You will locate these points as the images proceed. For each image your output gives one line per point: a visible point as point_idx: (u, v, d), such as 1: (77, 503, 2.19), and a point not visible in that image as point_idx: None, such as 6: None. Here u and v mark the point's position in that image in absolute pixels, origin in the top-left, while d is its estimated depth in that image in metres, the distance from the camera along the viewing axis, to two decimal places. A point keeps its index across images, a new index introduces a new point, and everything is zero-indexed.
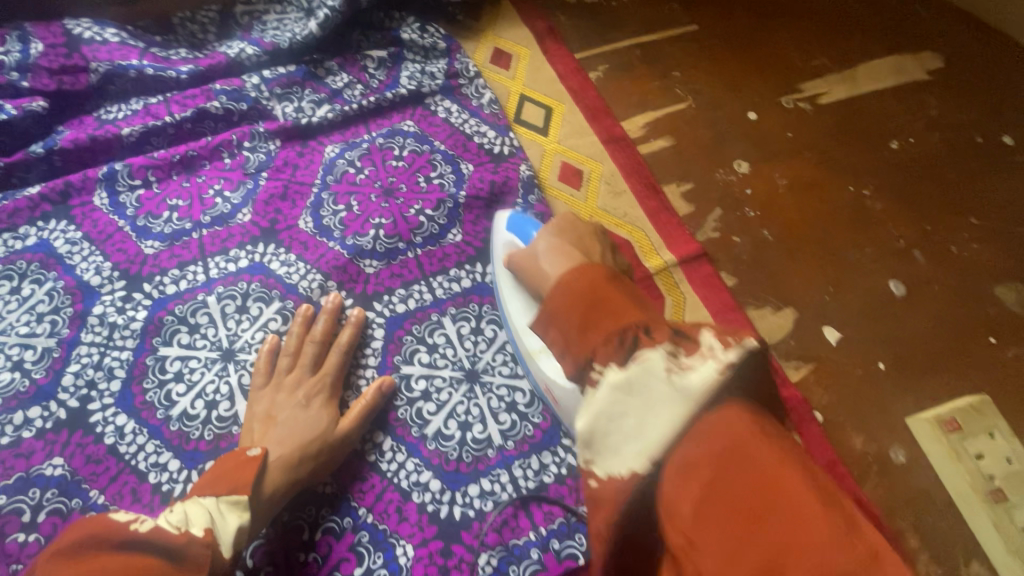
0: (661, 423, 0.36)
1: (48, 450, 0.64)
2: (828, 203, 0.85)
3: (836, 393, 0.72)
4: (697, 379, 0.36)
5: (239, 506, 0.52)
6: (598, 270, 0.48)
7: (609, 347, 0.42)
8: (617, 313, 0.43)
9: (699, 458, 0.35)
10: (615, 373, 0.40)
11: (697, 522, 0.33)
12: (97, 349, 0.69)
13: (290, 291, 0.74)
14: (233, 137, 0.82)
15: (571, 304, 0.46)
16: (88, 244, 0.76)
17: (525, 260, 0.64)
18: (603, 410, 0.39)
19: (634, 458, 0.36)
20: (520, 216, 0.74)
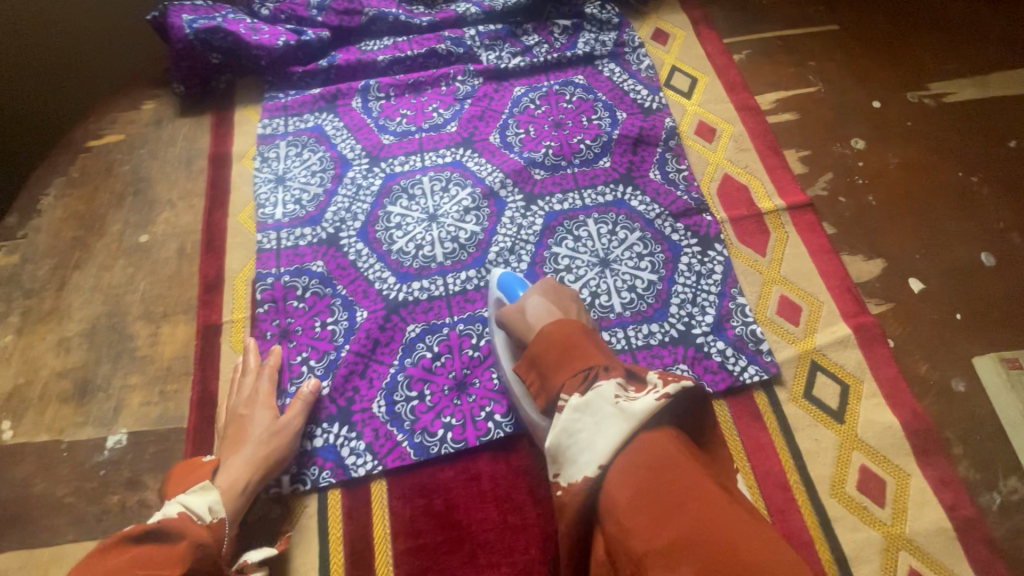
0: (611, 435, 0.53)
1: (315, 255, 0.94)
2: (934, 183, 0.97)
3: (910, 330, 0.85)
4: (639, 406, 0.54)
5: (203, 489, 0.68)
6: (573, 323, 0.67)
7: (575, 379, 0.60)
8: (581, 355, 0.62)
9: (636, 466, 0.50)
10: (576, 398, 0.58)
11: (629, 512, 0.47)
12: (348, 199, 0.99)
13: (479, 183, 1.00)
14: (451, 72, 1.11)
15: (548, 349, 0.65)
16: (347, 131, 1.07)
17: (512, 313, 0.76)
18: (566, 427, 0.57)
19: (588, 464, 0.53)
20: (510, 275, 0.86)
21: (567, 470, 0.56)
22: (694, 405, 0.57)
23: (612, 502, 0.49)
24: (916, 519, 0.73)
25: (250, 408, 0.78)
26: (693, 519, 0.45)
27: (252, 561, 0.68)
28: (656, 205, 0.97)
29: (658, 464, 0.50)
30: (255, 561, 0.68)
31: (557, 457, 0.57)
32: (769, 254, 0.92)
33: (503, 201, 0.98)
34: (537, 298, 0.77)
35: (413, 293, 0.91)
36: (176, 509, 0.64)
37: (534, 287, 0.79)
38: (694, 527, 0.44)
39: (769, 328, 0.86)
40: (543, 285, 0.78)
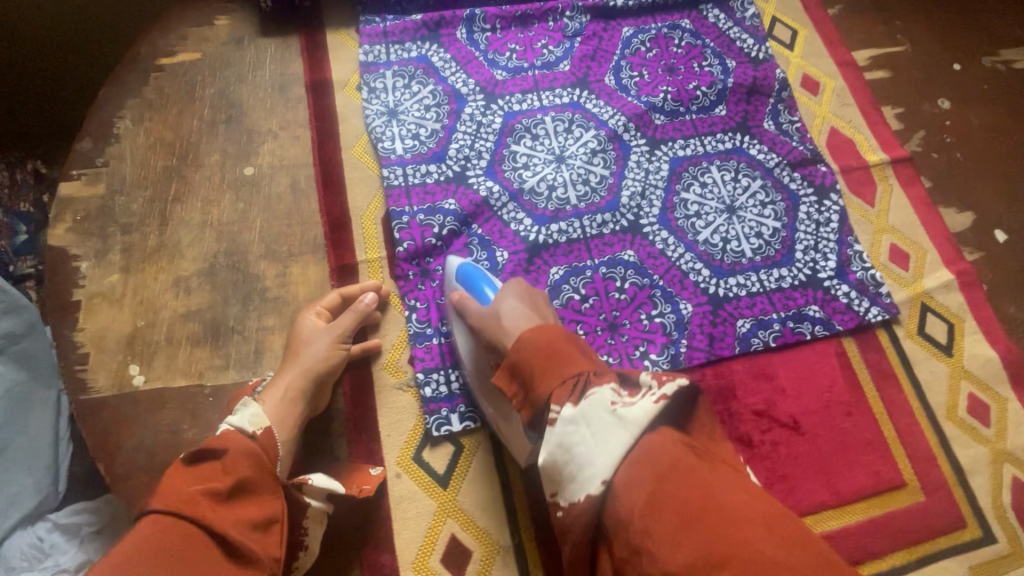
0: (611, 448, 0.55)
1: (445, 193, 0.90)
2: (1010, 143, 1.06)
3: (999, 275, 0.95)
4: (636, 413, 0.56)
5: (245, 401, 0.68)
6: (553, 327, 0.66)
7: (564, 389, 0.59)
8: (568, 360, 0.62)
9: (643, 479, 0.52)
10: (569, 408, 0.58)
11: (645, 518, 0.49)
12: (469, 136, 0.95)
13: (602, 125, 0.99)
14: (560, 6, 1.06)
15: (529, 357, 0.63)
16: (455, 63, 1.01)
17: (485, 317, 0.73)
18: (561, 442, 0.57)
19: (590, 481, 0.55)
20: (469, 266, 0.81)
21: (567, 489, 0.56)
22: (683, 403, 0.62)
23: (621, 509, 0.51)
24: (1015, 436, 0.85)
25: (305, 330, 0.76)
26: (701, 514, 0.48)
27: (312, 481, 0.66)
28: (773, 154, 1.00)
29: (664, 473, 0.51)
30: (315, 482, 0.66)
31: (554, 475, 0.58)
32: (877, 205, 0.98)
33: (628, 145, 0.98)
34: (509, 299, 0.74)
35: (552, 236, 0.91)
36: (222, 427, 0.64)
37: (504, 291, 0.75)
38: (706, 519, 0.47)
39: (884, 272, 0.93)
40: (515, 289, 0.76)
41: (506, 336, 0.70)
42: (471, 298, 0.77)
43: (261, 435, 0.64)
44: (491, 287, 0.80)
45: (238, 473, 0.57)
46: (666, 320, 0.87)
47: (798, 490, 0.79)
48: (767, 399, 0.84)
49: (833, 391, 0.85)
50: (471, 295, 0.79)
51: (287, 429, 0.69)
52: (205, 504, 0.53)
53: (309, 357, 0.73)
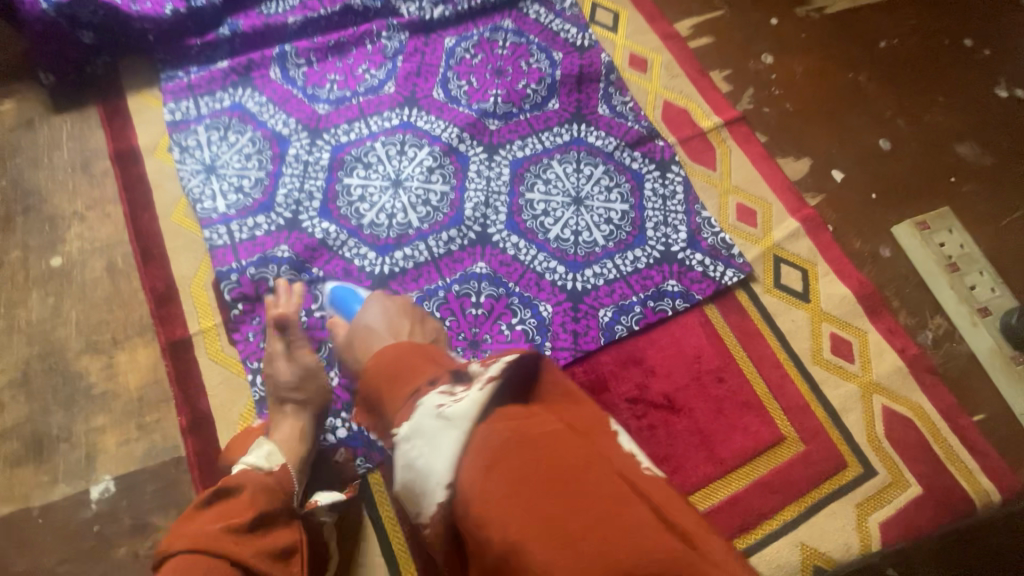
0: (446, 448, 0.49)
1: (277, 241, 0.86)
2: (834, 86, 1.11)
3: (841, 214, 0.98)
4: (461, 408, 0.52)
5: (259, 443, 0.68)
6: (396, 343, 0.68)
7: (409, 406, 0.58)
8: (405, 376, 0.62)
9: (477, 458, 0.46)
10: (407, 426, 0.55)
11: (483, 498, 0.44)
12: (297, 178, 0.91)
13: (436, 141, 0.97)
14: (374, 28, 1.04)
15: (376, 380, 0.65)
16: (273, 105, 0.96)
17: (350, 342, 0.76)
18: (405, 462, 0.52)
19: (435, 491, 0.49)
20: (340, 288, 0.83)
21: (423, 502, 0.51)
22: (522, 374, 0.56)
23: (469, 501, 0.45)
24: (879, 366, 0.87)
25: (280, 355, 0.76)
26: (556, 490, 0.42)
27: (323, 502, 0.70)
28: (612, 138, 1.00)
29: (497, 449, 0.46)
30: (325, 502, 0.70)
31: (411, 493, 0.52)
32: (719, 168, 1.00)
33: (465, 156, 0.96)
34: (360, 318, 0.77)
35: (399, 264, 0.88)
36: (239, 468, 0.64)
37: (365, 308, 0.78)
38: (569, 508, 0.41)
39: (735, 233, 0.95)
40: (377, 302, 0.78)
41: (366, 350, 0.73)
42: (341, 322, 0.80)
43: (278, 472, 0.65)
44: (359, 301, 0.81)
45: (258, 505, 0.58)
46: (527, 326, 0.85)
47: (681, 470, 0.79)
48: (639, 383, 0.84)
49: (702, 360, 0.85)
50: (342, 318, 0.81)
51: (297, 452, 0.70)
52: (231, 539, 0.53)
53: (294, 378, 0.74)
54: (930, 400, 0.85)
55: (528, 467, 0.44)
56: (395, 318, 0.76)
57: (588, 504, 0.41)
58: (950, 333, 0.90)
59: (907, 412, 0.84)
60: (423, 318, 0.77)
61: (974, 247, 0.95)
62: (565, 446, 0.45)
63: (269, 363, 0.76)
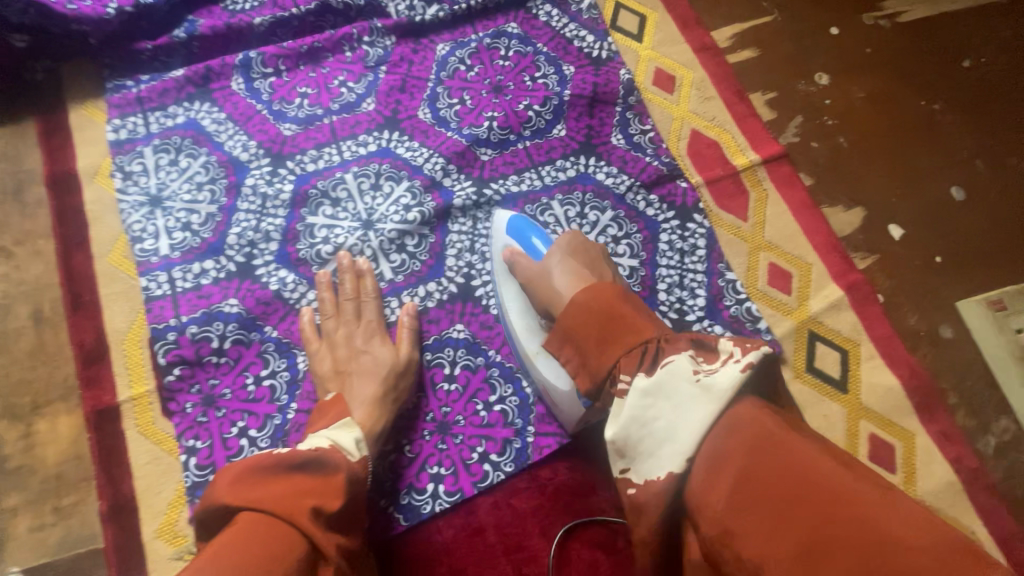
0: (696, 420, 0.48)
1: (225, 293, 0.74)
2: (901, 116, 0.92)
3: (896, 280, 0.82)
4: (723, 381, 0.49)
5: (348, 423, 0.60)
6: (610, 290, 0.60)
7: (631, 358, 0.54)
8: (634, 328, 0.56)
9: (732, 454, 0.46)
10: (643, 379, 0.52)
11: (738, 502, 0.44)
12: (254, 215, 0.79)
13: (417, 172, 0.83)
14: (354, 31, 0.88)
15: (590, 326, 0.58)
16: (233, 124, 0.84)
17: (533, 277, 0.69)
18: (635, 417, 0.51)
19: (672, 458, 0.48)
20: (521, 219, 0.77)
21: (642, 464, 0.50)
22: (771, 370, 0.54)
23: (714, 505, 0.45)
24: (926, 478, 0.73)
25: (371, 338, 0.71)
26: (798, 503, 0.42)
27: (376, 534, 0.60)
28: (625, 176, 0.85)
29: (753, 450, 0.45)
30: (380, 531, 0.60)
31: (626, 449, 0.51)
32: (751, 218, 0.84)
33: (449, 192, 0.82)
34: (557, 256, 0.69)
35: None
36: (325, 442, 0.57)
37: (554, 249, 0.70)
38: (814, 523, 0.40)
39: (763, 301, 0.80)
40: (568, 244, 0.70)
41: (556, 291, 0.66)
42: (523, 253, 0.72)
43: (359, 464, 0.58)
44: (538, 236, 0.74)
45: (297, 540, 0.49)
46: (507, 406, 0.73)
47: None
48: None
49: None
50: (524, 250, 0.74)
51: (375, 444, 0.64)
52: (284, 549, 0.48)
53: (382, 363, 0.69)
54: (985, 525, 0.71)
55: (777, 483, 0.43)
56: (589, 267, 0.69)
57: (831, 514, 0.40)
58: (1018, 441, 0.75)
59: None
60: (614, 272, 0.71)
61: None
62: (819, 457, 0.44)
63: (346, 346, 0.71)
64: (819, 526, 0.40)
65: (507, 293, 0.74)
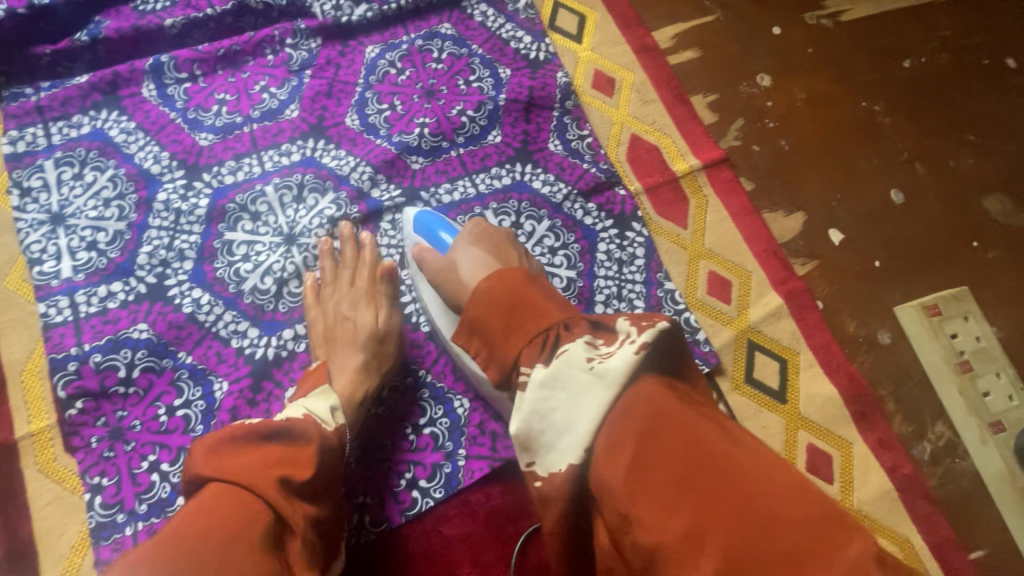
0: (589, 409, 0.43)
1: (133, 317, 0.70)
2: (842, 118, 0.91)
3: (836, 286, 0.81)
4: (618, 363, 0.44)
5: (324, 394, 0.60)
6: (515, 273, 0.55)
7: (533, 347, 0.49)
8: (536, 314, 0.51)
9: (626, 433, 0.42)
10: (542, 370, 0.47)
11: (634, 486, 0.39)
12: (166, 232, 0.74)
13: (343, 183, 0.79)
14: (276, 33, 0.84)
15: (490, 311, 0.53)
16: (144, 134, 0.78)
17: (442, 267, 0.65)
18: (535, 409, 0.46)
19: (569, 451, 0.43)
20: (429, 214, 0.73)
21: (544, 458, 0.45)
22: (680, 346, 0.48)
23: (609, 490, 0.40)
24: (862, 487, 0.72)
25: (359, 309, 0.70)
26: (695, 480, 0.38)
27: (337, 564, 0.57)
28: (562, 184, 0.82)
29: (648, 427, 0.41)
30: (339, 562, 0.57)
31: (528, 443, 0.46)
32: (691, 226, 0.82)
33: (378, 203, 0.78)
34: (463, 246, 0.65)
35: (287, 346, 0.71)
36: (298, 412, 0.57)
37: (460, 237, 0.67)
38: (711, 500, 0.37)
39: (702, 311, 0.78)
40: (474, 231, 0.66)
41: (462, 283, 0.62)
42: (430, 248, 0.69)
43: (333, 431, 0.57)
44: (447, 229, 0.71)
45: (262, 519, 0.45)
46: (438, 428, 0.70)
47: None
48: None
49: None
50: (433, 245, 0.70)
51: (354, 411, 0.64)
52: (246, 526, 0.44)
53: (367, 334, 0.68)
54: (921, 533, 0.71)
55: (676, 461, 0.39)
56: (500, 250, 0.64)
57: (724, 489, 0.37)
58: (954, 447, 0.74)
59: (890, 548, 0.70)
60: (525, 255, 0.67)
61: (993, 341, 0.78)
62: (707, 428, 0.41)
63: (332, 320, 0.69)
64: (714, 504, 0.37)
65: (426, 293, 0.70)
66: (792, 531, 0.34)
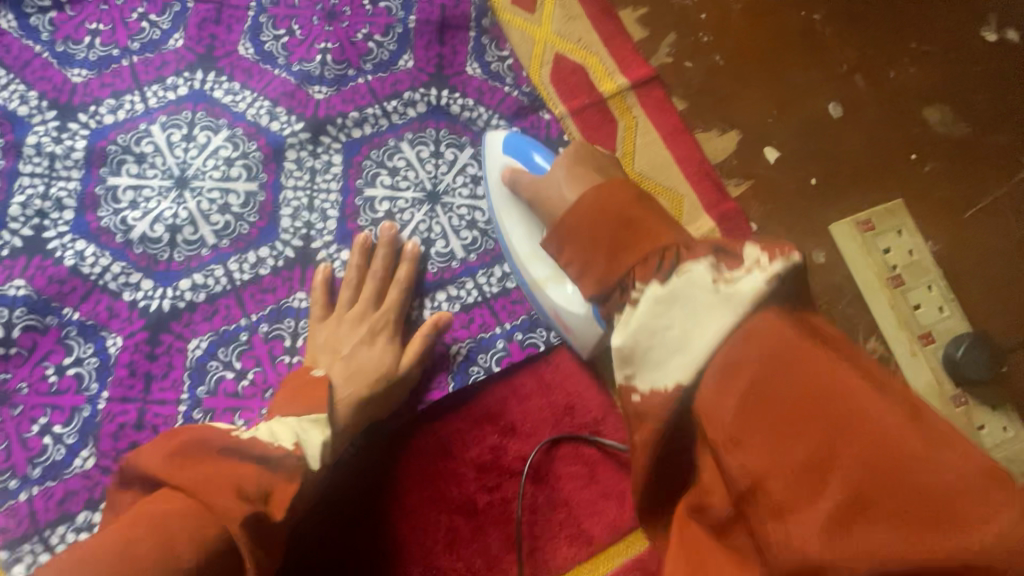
0: (708, 330, 0.40)
1: (9, 274, 0.64)
2: (780, 29, 0.86)
3: (770, 206, 0.78)
4: (747, 287, 0.40)
5: (320, 421, 0.54)
6: (623, 188, 0.52)
7: (648, 265, 0.45)
8: (650, 233, 0.47)
9: (748, 359, 0.38)
10: (657, 288, 0.44)
11: (742, 418, 0.37)
12: (41, 180, 0.67)
13: (237, 119, 0.72)
14: None
15: (598, 224, 0.50)
16: (6, 72, 0.70)
17: (537, 186, 0.62)
18: (645, 328, 0.43)
19: (681, 368, 0.40)
20: (517, 136, 0.69)
21: (647, 373, 0.43)
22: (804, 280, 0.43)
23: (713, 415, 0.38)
24: None
25: (363, 328, 0.65)
26: (820, 422, 0.34)
27: None
28: (482, 110, 0.76)
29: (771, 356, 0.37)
30: None
31: (630, 358, 0.44)
32: (619, 150, 0.78)
33: (278, 139, 0.72)
34: (563, 168, 0.62)
35: (184, 297, 0.66)
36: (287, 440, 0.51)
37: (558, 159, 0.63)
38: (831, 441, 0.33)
39: None
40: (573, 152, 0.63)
41: (564, 208, 0.59)
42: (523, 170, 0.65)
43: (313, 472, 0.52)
44: (540, 151, 0.67)
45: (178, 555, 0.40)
46: None
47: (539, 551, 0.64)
48: (495, 447, 0.66)
49: (575, 412, 0.68)
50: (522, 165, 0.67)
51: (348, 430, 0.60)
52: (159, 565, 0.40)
53: (372, 362, 0.62)
54: None
55: (794, 396, 0.36)
56: (599, 176, 0.61)
57: (848, 434, 0.33)
58: (886, 362, 0.73)
59: None
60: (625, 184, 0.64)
61: (925, 254, 0.77)
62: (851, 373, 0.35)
63: (336, 339, 0.64)
64: (838, 449, 0.33)
65: (506, 219, 0.67)
66: (924, 487, 0.31)
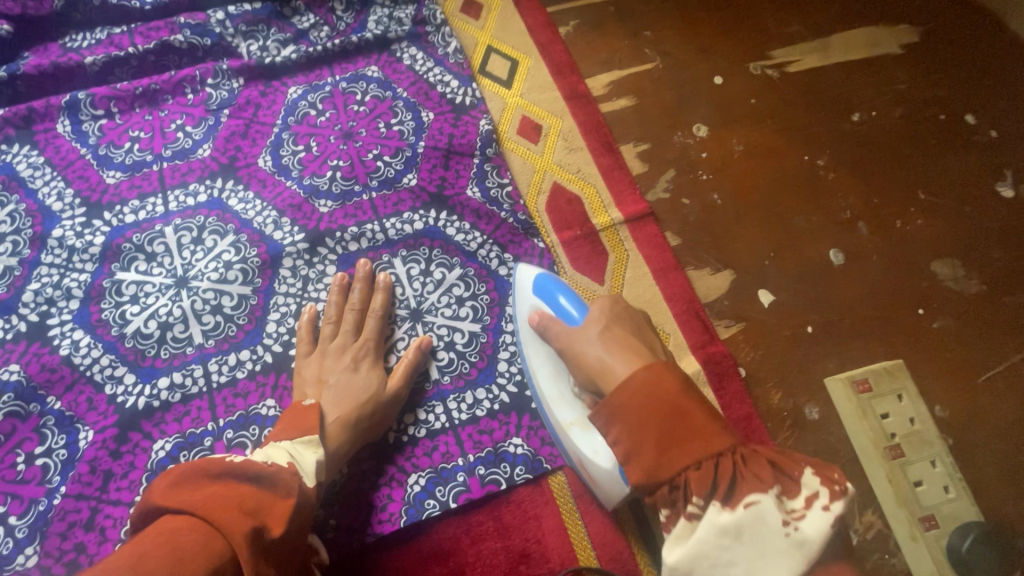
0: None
1: (6, 358, 0.68)
2: (781, 171, 0.87)
3: (761, 353, 0.76)
4: (815, 531, 0.40)
5: (313, 443, 0.57)
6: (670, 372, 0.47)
7: (703, 475, 0.42)
8: (702, 436, 0.43)
9: None
10: (720, 511, 0.41)
11: None
12: (57, 270, 0.72)
13: (245, 226, 0.76)
14: (196, 73, 0.83)
15: (646, 415, 0.45)
16: (52, 170, 0.77)
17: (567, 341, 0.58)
18: (707, 555, 0.41)
19: None
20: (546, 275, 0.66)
21: None
22: None
23: None
24: None
25: (357, 364, 0.68)
26: None
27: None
28: (477, 233, 0.78)
29: None
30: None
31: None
32: (607, 282, 0.78)
33: (278, 246, 0.76)
34: (597, 327, 0.57)
35: (160, 396, 0.68)
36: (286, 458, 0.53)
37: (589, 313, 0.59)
38: None
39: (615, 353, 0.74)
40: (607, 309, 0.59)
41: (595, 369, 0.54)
42: (552, 317, 0.62)
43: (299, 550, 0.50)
44: (567, 295, 0.63)
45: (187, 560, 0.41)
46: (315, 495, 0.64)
47: None
48: None
49: (530, 561, 0.65)
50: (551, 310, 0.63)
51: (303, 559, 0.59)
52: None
53: (358, 389, 0.65)
54: None
55: None
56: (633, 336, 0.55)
57: None
58: (884, 541, 0.68)
59: None
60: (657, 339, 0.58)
61: (928, 424, 0.72)
62: None
63: (325, 369, 0.67)
64: None
65: (538, 361, 0.65)
66: None
